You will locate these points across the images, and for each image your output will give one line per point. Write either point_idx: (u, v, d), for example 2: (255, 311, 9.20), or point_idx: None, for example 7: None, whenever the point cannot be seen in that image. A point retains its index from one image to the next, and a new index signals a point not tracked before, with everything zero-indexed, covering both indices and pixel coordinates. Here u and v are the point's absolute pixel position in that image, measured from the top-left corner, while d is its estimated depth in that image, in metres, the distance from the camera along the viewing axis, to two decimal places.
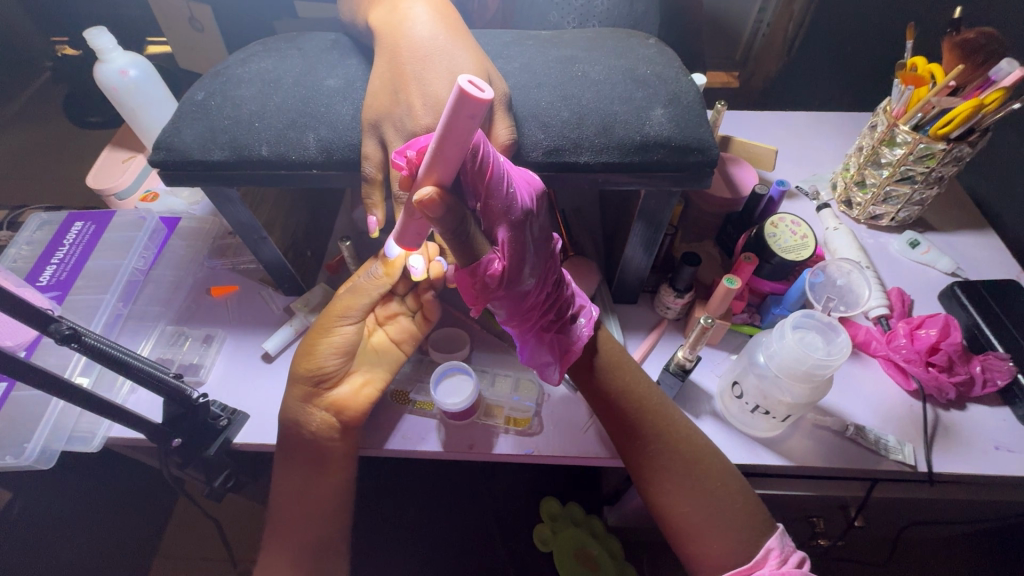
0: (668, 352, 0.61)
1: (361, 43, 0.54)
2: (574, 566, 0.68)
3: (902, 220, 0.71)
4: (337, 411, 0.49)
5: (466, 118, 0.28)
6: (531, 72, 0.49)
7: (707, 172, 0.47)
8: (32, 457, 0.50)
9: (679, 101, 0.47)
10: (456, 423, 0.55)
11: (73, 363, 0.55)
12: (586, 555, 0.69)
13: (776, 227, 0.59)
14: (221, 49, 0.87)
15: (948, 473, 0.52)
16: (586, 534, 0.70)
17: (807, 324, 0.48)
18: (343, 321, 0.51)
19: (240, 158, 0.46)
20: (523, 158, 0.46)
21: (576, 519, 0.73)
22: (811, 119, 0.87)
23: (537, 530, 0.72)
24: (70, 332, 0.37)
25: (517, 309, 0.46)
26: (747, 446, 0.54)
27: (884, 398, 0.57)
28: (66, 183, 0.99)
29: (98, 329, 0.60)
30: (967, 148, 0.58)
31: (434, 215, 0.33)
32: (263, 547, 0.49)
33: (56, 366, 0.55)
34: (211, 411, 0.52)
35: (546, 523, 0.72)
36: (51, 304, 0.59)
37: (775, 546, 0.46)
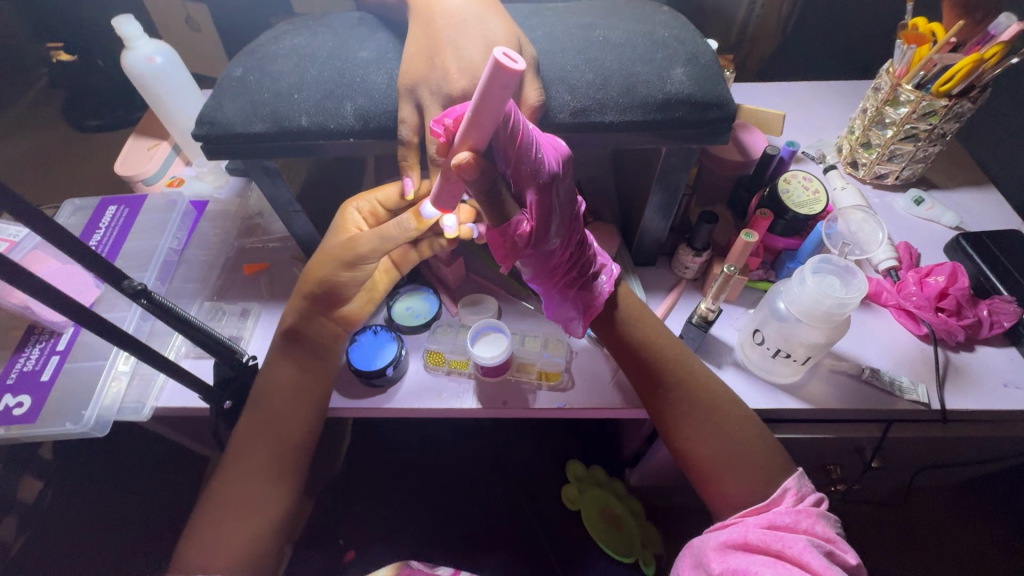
0: (689, 309, 0.64)
1: (386, 18, 0.56)
2: (600, 521, 0.72)
3: (906, 178, 0.73)
4: (346, 323, 0.56)
5: (500, 86, 0.29)
6: (554, 40, 0.51)
7: (726, 128, 0.49)
8: (89, 425, 0.52)
9: (697, 61, 0.50)
10: (490, 379, 0.58)
11: (130, 319, 0.58)
12: (610, 514, 0.74)
13: (788, 184, 0.62)
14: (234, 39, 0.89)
15: (960, 409, 0.55)
16: (611, 495, 0.75)
17: (825, 268, 0.51)
18: (363, 262, 0.50)
19: (282, 128, 0.49)
20: (551, 120, 0.48)
21: (599, 481, 0.77)
22: (814, 88, 0.89)
23: (563, 489, 0.75)
24: (140, 288, 0.40)
25: (543, 267, 0.48)
26: (769, 392, 0.57)
27: (897, 344, 0.60)
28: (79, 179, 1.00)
29: None
30: (968, 104, 0.61)
31: (471, 177, 0.35)
32: (239, 434, 0.51)
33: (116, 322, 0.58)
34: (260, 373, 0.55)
35: (573, 483, 0.76)
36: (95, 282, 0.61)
37: (791, 485, 0.48)
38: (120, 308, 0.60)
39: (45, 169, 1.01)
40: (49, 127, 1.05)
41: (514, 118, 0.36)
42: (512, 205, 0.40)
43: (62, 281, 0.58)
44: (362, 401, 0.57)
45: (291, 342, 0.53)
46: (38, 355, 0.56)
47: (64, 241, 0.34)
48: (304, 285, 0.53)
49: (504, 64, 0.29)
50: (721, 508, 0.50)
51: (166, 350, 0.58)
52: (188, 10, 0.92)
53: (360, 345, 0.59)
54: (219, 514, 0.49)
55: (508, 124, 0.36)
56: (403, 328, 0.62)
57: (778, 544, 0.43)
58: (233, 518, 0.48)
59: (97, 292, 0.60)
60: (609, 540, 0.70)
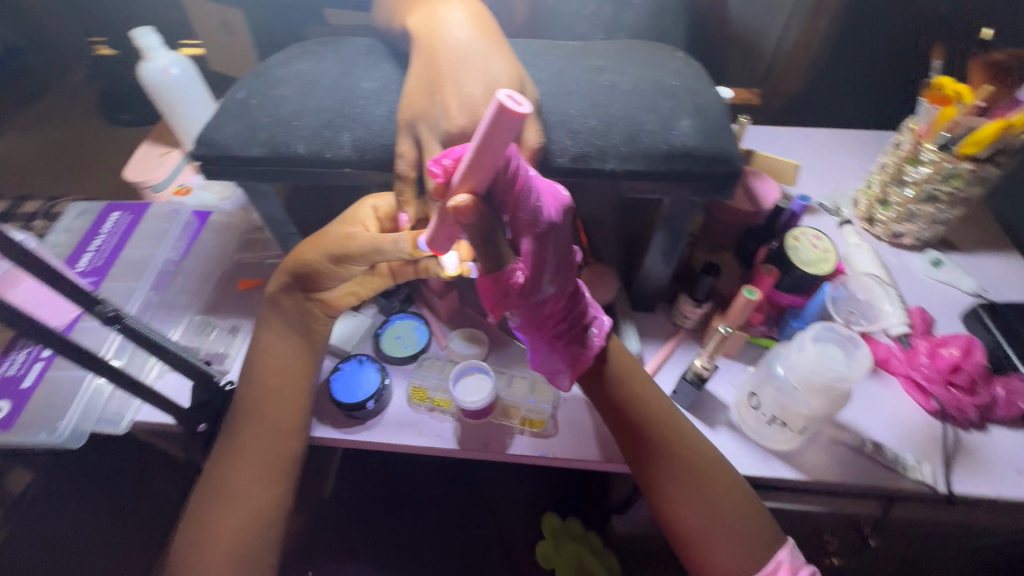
0: (684, 362, 0.61)
1: (395, 48, 0.55)
2: None
3: (925, 239, 0.70)
4: (323, 307, 0.54)
5: (504, 129, 0.28)
6: (561, 81, 0.50)
7: (731, 184, 0.48)
8: (64, 436, 0.52)
9: (705, 113, 0.48)
10: (473, 421, 0.56)
11: (107, 344, 0.57)
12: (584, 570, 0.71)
13: (797, 241, 0.60)
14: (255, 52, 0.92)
15: (969, 495, 0.51)
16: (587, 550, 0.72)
17: (827, 337, 0.48)
18: (351, 262, 0.48)
19: (277, 155, 0.48)
20: (550, 164, 0.47)
21: (576, 534, 0.74)
22: (834, 137, 0.87)
23: (540, 547, 0.74)
24: (114, 313, 0.39)
25: (534, 316, 0.46)
26: (762, 458, 0.54)
27: (904, 417, 0.57)
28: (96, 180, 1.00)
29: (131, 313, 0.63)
30: (994, 169, 0.58)
31: (468, 220, 0.33)
32: (216, 457, 0.51)
33: (92, 347, 0.57)
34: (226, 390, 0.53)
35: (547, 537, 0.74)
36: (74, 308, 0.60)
37: (785, 559, 0.45)
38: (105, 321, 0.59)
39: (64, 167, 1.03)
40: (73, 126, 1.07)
41: (514, 164, 0.35)
42: (507, 252, 0.38)
43: (40, 306, 0.57)
44: (345, 433, 0.56)
45: (266, 310, 0.53)
46: (24, 360, 0.56)
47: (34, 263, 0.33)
48: (291, 260, 0.51)
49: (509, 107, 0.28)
50: None
51: (143, 372, 0.57)
52: (224, 14, 0.90)
53: (343, 374, 0.58)
54: (201, 537, 0.48)
55: (509, 170, 0.35)
56: (390, 358, 0.61)
57: None
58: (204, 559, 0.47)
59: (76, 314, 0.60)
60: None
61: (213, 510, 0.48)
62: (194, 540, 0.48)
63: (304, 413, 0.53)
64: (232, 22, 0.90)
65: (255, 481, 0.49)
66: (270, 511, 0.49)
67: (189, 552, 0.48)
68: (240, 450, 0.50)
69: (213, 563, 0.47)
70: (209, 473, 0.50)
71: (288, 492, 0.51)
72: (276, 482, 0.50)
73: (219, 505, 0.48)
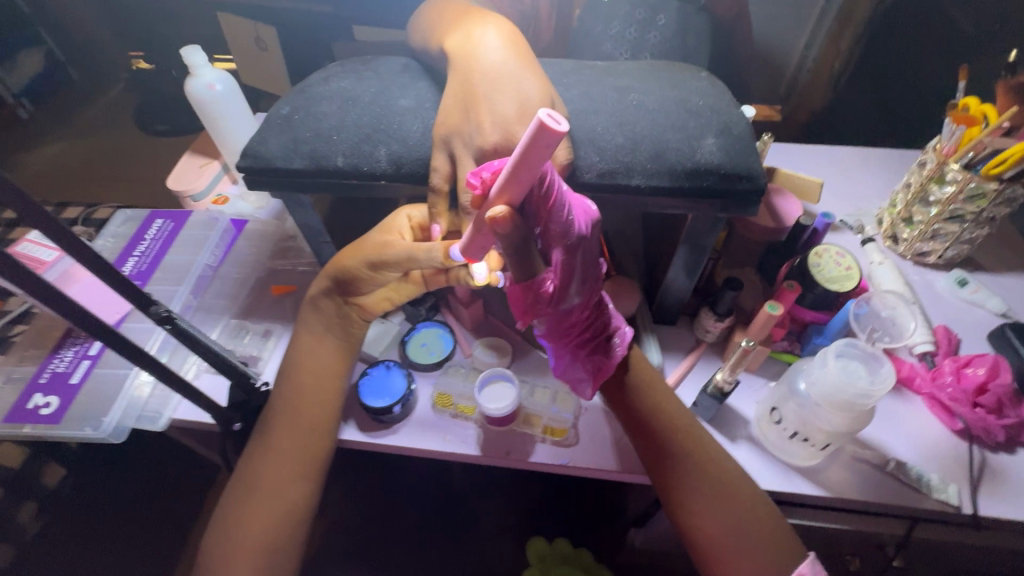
0: (705, 375, 0.62)
1: (430, 67, 0.58)
2: None
3: (950, 258, 0.70)
4: (360, 311, 0.57)
5: (541, 147, 0.30)
6: (589, 100, 0.52)
7: (755, 201, 0.49)
8: (108, 431, 0.54)
9: (730, 131, 0.50)
10: (496, 428, 0.58)
11: (152, 339, 0.60)
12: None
13: (820, 257, 0.61)
14: (292, 68, 0.96)
15: (995, 517, 0.51)
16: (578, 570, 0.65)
17: (850, 353, 0.49)
18: (386, 268, 0.50)
19: (318, 167, 0.51)
20: (577, 179, 0.48)
21: (565, 556, 0.68)
22: (858, 155, 0.87)
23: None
24: (167, 314, 0.42)
25: (558, 325, 0.47)
26: (782, 473, 0.54)
27: (928, 436, 0.56)
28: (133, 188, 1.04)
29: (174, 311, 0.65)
30: (1021, 189, 0.58)
31: (504, 231, 0.35)
32: (249, 454, 0.53)
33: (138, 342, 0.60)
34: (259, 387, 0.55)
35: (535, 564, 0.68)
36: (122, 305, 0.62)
37: (808, 572, 0.44)
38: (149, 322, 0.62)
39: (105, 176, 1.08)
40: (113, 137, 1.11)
41: (549, 179, 0.38)
42: (539, 263, 0.40)
43: (96, 302, 0.62)
44: (370, 437, 0.58)
45: (305, 312, 0.56)
46: (72, 357, 0.59)
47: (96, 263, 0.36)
48: (332, 266, 0.54)
49: (548, 125, 0.29)
50: None
51: (184, 368, 0.60)
52: (258, 31, 0.93)
53: (370, 379, 0.60)
54: (231, 533, 0.49)
55: (543, 184, 0.38)
56: (415, 365, 0.63)
57: None
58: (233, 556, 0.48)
59: (128, 307, 0.63)
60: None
61: (242, 506, 0.50)
62: (222, 536, 0.50)
63: (333, 416, 0.55)
64: (264, 38, 0.94)
65: (284, 480, 0.51)
66: (296, 511, 0.51)
67: (220, 547, 0.49)
68: (272, 448, 0.52)
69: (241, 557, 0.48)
70: (242, 470, 0.52)
71: (313, 493, 0.52)
72: (304, 482, 0.52)
73: (250, 501, 0.50)
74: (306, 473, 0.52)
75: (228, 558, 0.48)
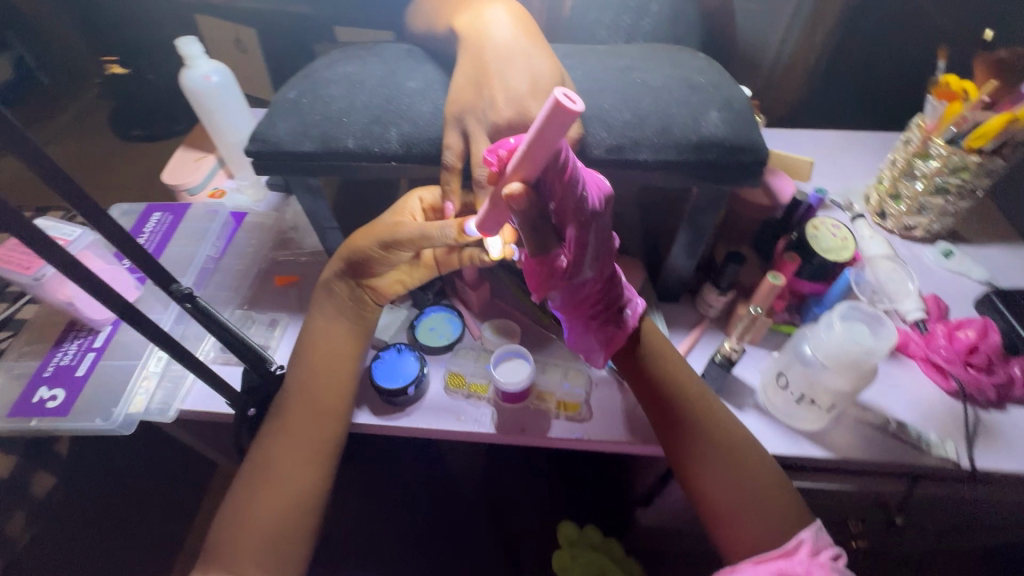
0: (710, 348, 0.64)
1: (434, 51, 0.59)
2: None
3: (935, 231, 0.73)
4: (374, 294, 0.57)
5: (557, 124, 0.30)
6: (594, 79, 0.54)
7: (758, 172, 0.50)
8: (117, 423, 0.53)
9: (731, 106, 0.51)
10: (510, 406, 0.58)
11: (168, 316, 0.62)
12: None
13: (817, 230, 0.63)
14: (284, 62, 0.96)
15: (991, 470, 0.53)
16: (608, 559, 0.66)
17: (854, 315, 0.51)
18: (400, 247, 0.51)
19: (329, 149, 0.51)
20: (587, 155, 0.50)
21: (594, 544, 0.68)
22: (842, 138, 0.90)
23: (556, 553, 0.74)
24: (188, 292, 0.42)
25: (572, 298, 0.48)
26: (789, 437, 0.56)
27: (925, 397, 0.59)
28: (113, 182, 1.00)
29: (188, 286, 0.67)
30: (1000, 161, 0.61)
31: (519, 207, 0.36)
32: (261, 438, 0.52)
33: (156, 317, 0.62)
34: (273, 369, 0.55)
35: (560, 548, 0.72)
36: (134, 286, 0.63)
37: (807, 538, 0.46)
38: (159, 310, 0.63)
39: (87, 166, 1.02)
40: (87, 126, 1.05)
41: (565, 155, 0.37)
42: (553, 238, 0.41)
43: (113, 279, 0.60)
44: (384, 419, 0.58)
45: (318, 296, 0.56)
46: (76, 350, 0.58)
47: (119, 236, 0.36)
48: (345, 248, 0.54)
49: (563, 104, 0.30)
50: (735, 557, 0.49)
51: (197, 352, 0.60)
52: (238, 34, 0.94)
53: (382, 362, 0.60)
54: (240, 518, 0.48)
55: (560, 160, 0.37)
56: (426, 348, 0.63)
57: None
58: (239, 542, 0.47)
59: (137, 292, 0.63)
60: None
61: (251, 490, 0.49)
62: (228, 520, 0.48)
63: (348, 398, 0.55)
64: (244, 41, 0.95)
65: (297, 463, 0.51)
66: (309, 494, 0.50)
67: (224, 532, 0.48)
68: (287, 431, 0.51)
69: (245, 543, 0.47)
70: (253, 454, 0.52)
71: (327, 476, 0.52)
72: (319, 464, 0.51)
73: (261, 484, 0.49)
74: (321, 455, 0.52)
75: (229, 545, 0.46)
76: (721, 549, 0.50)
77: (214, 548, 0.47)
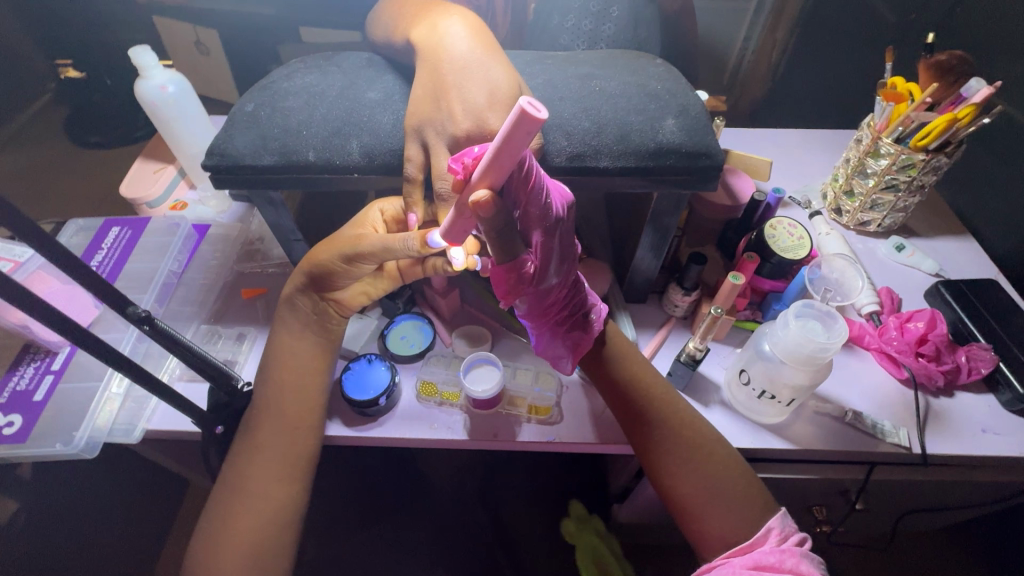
0: (676, 347, 0.65)
1: (394, 60, 0.58)
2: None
3: (888, 225, 0.76)
4: (337, 307, 0.57)
5: (521, 134, 0.31)
6: (553, 88, 0.54)
7: (714, 176, 0.52)
8: (79, 446, 0.52)
9: (687, 113, 0.53)
10: (481, 412, 0.59)
11: (128, 338, 0.59)
12: (602, 568, 0.70)
13: (774, 229, 0.65)
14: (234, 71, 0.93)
15: (940, 454, 0.56)
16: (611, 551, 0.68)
17: (807, 313, 0.53)
18: (361, 261, 0.51)
19: (289, 163, 0.51)
20: (548, 163, 0.50)
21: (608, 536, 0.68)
22: (800, 136, 0.93)
23: (563, 524, 0.76)
24: (145, 314, 0.42)
25: (539, 304, 0.49)
26: (753, 431, 0.58)
27: (879, 387, 0.61)
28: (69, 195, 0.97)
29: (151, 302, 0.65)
30: (944, 159, 0.64)
31: (486, 215, 0.36)
32: (233, 457, 0.52)
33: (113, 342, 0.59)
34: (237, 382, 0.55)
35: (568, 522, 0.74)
36: (93, 305, 0.60)
37: (776, 525, 0.48)
38: (118, 330, 0.60)
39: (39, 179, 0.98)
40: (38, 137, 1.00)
41: (528, 163, 0.39)
42: (521, 245, 0.41)
43: (65, 301, 0.58)
44: (357, 430, 0.58)
45: (281, 311, 0.56)
46: (33, 373, 0.56)
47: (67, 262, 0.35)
48: (305, 263, 0.54)
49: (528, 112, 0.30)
50: (706, 550, 0.50)
51: (161, 372, 0.60)
52: (197, 34, 0.92)
53: (353, 373, 0.60)
54: (221, 536, 0.48)
55: (523, 168, 0.39)
56: (397, 357, 0.63)
57: None
58: (221, 561, 0.47)
59: (96, 312, 0.61)
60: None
61: (229, 508, 0.49)
62: (207, 540, 0.49)
63: (319, 412, 0.55)
64: (204, 43, 0.92)
65: (272, 479, 0.50)
66: (286, 509, 0.50)
67: (206, 551, 0.48)
68: (260, 447, 0.51)
69: (229, 562, 0.47)
70: (227, 473, 0.51)
71: (303, 491, 0.52)
72: (294, 480, 0.51)
73: (237, 504, 0.49)
74: (295, 470, 0.52)
75: (216, 565, 0.47)
76: (696, 544, 0.51)
77: (201, 571, 0.48)
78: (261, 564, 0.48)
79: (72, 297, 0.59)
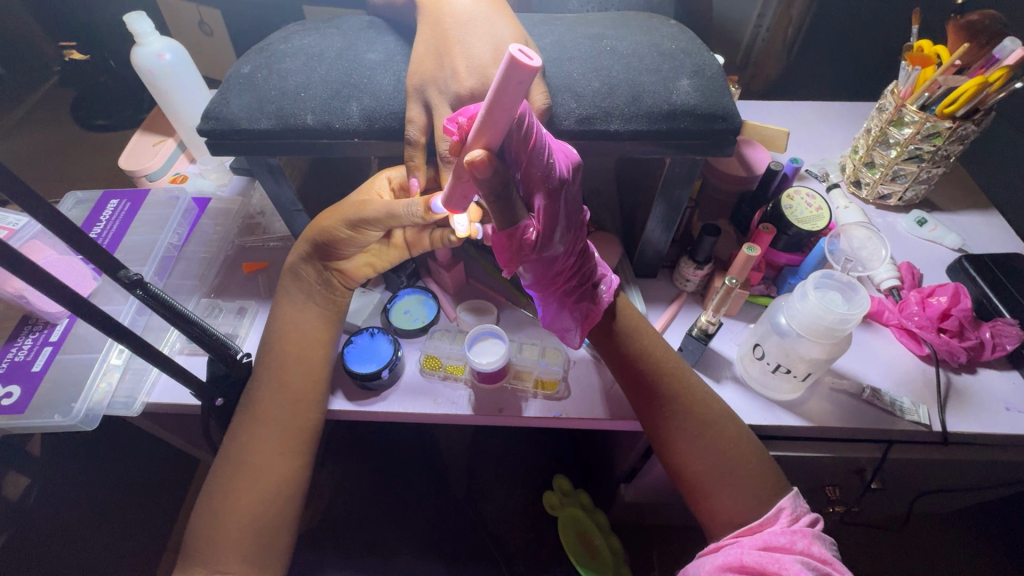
0: (688, 322, 0.64)
1: (395, 22, 0.56)
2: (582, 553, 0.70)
3: (909, 199, 0.74)
4: (342, 278, 0.55)
5: (514, 84, 0.29)
6: (561, 48, 0.52)
7: (730, 140, 0.49)
8: (78, 418, 0.51)
9: (703, 73, 0.50)
10: (487, 387, 0.57)
11: (126, 309, 0.59)
12: (587, 541, 0.71)
13: (792, 200, 0.62)
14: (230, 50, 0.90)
15: (962, 432, 0.54)
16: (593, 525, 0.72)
17: (827, 284, 0.51)
18: (366, 226, 0.49)
19: (286, 126, 0.49)
20: (556, 126, 0.48)
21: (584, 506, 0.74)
22: (818, 110, 0.90)
23: (546, 496, 0.75)
24: (136, 278, 0.41)
25: (544, 272, 0.47)
26: (766, 407, 0.56)
27: (898, 363, 0.59)
28: (66, 167, 0.92)
29: (151, 272, 0.65)
30: (972, 127, 0.61)
31: (483, 177, 0.34)
32: (234, 430, 0.51)
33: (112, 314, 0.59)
34: (234, 349, 0.53)
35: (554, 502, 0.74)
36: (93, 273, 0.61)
37: (787, 505, 0.47)
38: (117, 301, 0.60)
39: (38, 148, 0.92)
40: (38, 109, 0.95)
41: (528, 122, 0.36)
42: (523, 210, 0.39)
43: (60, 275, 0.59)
44: (360, 404, 0.57)
45: (285, 281, 0.55)
46: (31, 345, 0.56)
47: (51, 214, 0.33)
48: (310, 230, 0.52)
49: (520, 61, 0.28)
50: (717, 529, 0.49)
51: (161, 345, 0.59)
52: (200, 14, 0.86)
53: (355, 347, 0.59)
54: (222, 509, 0.47)
55: (522, 127, 0.36)
56: (400, 331, 0.62)
57: (773, 565, 0.41)
58: (224, 534, 0.46)
59: (94, 284, 0.61)
60: (580, 564, 0.69)
61: (229, 481, 0.48)
62: (208, 514, 0.48)
63: (322, 384, 0.53)
64: (208, 23, 0.87)
65: (274, 452, 0.49)
66: (289, 483, 0.49)
67: (207, 526, 0.47)
68: (262, 419, 0.50)
69: (231, 534, 0.46)
70: (227, 447, 0.50)
71: (306, 464, 0.51)
72: (295, 453, 0.50)
73: (239, 476, 0.48)
74: (297, 442, 0.50)
75: (218, 537, 0.46)
76: (704, 523, 0.50)
77: (203, 543, 0.47)
78: (264, 535, 0.47)
79: (66, 267, 0.60)
